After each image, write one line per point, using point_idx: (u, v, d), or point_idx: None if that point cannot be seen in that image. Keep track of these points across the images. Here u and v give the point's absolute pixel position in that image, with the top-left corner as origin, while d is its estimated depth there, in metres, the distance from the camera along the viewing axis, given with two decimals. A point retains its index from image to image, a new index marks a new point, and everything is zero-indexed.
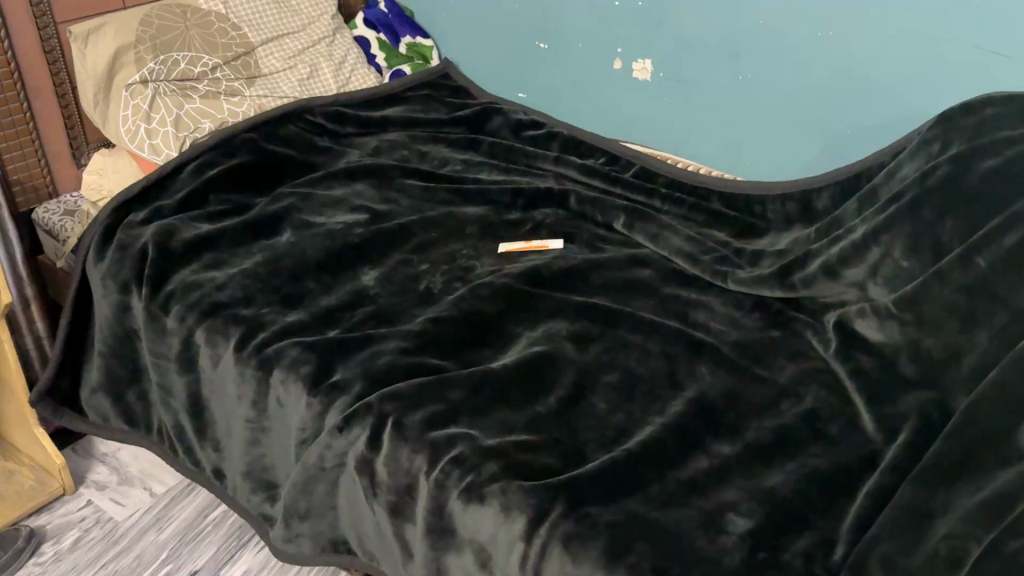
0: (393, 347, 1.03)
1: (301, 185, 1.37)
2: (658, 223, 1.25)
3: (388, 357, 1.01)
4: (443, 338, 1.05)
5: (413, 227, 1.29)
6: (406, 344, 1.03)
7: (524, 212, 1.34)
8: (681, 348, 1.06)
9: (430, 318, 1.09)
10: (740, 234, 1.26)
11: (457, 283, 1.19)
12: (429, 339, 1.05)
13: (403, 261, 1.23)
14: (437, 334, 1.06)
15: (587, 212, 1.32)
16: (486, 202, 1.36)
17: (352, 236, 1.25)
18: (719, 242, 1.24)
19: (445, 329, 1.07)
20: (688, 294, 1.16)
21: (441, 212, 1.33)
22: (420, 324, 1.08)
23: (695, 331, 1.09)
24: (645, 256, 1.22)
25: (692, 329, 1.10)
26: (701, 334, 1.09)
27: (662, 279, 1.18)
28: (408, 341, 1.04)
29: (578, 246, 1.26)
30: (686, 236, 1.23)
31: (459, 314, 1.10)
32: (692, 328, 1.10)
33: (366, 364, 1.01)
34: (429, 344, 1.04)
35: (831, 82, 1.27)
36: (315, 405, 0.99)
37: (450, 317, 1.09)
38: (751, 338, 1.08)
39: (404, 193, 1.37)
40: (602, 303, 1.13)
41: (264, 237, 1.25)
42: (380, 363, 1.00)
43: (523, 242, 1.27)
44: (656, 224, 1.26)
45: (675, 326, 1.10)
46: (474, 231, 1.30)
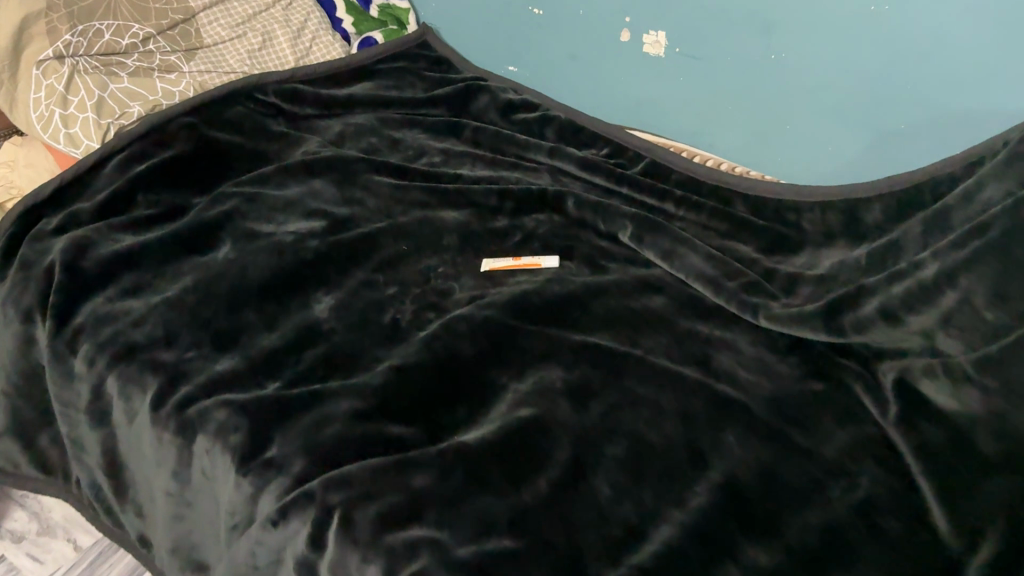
0: (344, 409, 0.83)
1: (248, 182, 1.15)
2: (672, 236, 1.04)
3: (336, 423, 0.81)
4: (406, 393, 0.85)
5: (379, 238, 1.07)
6: (359, 405, 0.83)
7: (513, 219, 1.12)
8: (702, 407, 0.86)
9: (390, 366, 0.88)
10: (769, 248, 1.06)
11: (428, 313, 0.98)
12: (389, 397, 0.85)
13: (366, 281, 1.02)
14: (399, 390, 0.86)
15: (587, 219, 1.11)
16: (468, 202, 1.14)
17: (303, 251, 1.04)
18: (744, 261, 1.03)
19: (409, 383, 0.87)
20: (709, 331, 0.95)
21: (413, 218, 1.11)
22: (377, 374, 0.87)
23: (720, 384, 0.89)
24: (656, 279, 1.02)
25: (715, 380, 0.89)
26: (726, 387, 0.88)
27: (678, 310, 0.98)
28: (362, 399, 0.84)
29: (576, 263, 1.05)
30: (708, 253, 1.02)
31: (427, 360, 0.90)
32: (715, 378, 0.89)
33: (309, 432, 0.81)
34: (389, 403, 0.84)
35: (884, 67, 1.03)
36: (244, 486, 0.80)
37: (415, 366, 0.88)
38: (788, 394, 0.88)
39: (369, 191, 1.15)
40: (604, 345, 0.92)
41: (197, 252, 1.04)
42: (326, 432, 0.80)
43: (511, 258, 1.05)
44: (670, 238, 1.04)
45: (695, 376, 0.89)
46: (452, 242, 1.08)
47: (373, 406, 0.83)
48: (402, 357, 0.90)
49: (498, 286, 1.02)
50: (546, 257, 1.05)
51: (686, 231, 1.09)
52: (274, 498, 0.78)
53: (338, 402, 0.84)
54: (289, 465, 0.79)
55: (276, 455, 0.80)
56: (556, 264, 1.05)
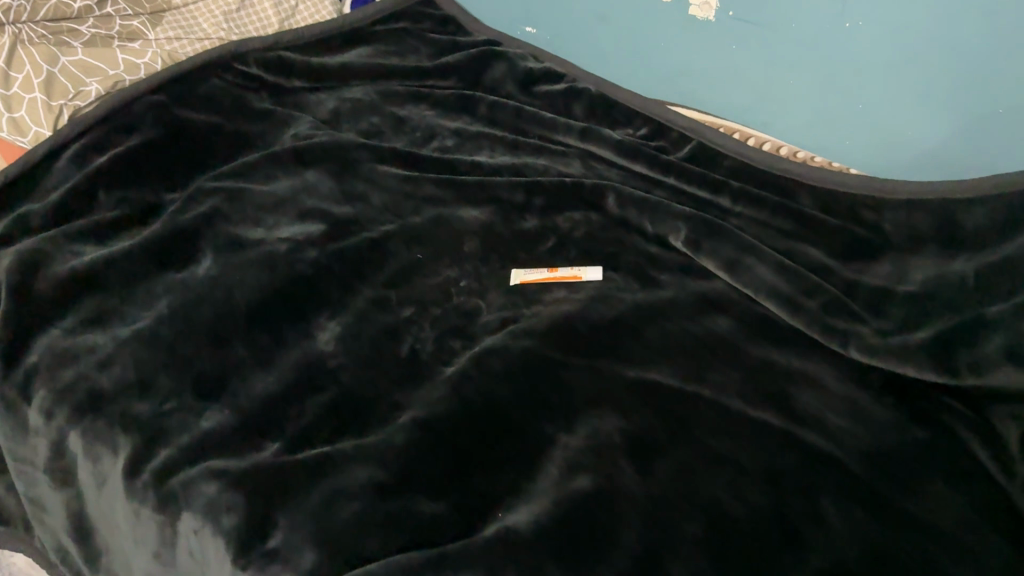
0: (362, 481, 0.68)
1: (229, 175, 0.98)
2: (736, 243, 0.89)
3: (355, 501, 0.66)
4: (435, 456, 0.70)
5: (389, 247, 0.91)
6: (380, 475, 0.68)
7: (543, 217, 0.96)
8: (791, 465, 0.71)
9: (412, 420, 0.73)
10: (845, 256, 0.91)
11: (453, 342, 0.83)
12: (415, 462, 0.70)
13: (376, 300, 0.86)
14: (426, 452, 0.71)
15: (630, 218, 0.95)
16: (491, 199, 0.97)
17: (300, 266, 0.87)
18: (817, 270, 0.88)
19: (438, 442, 0.71)
20: (786, 361, 0.80)
21: (427, 219, 0.95)
22: (398, 430, 0.72)
23: (807, 433, 0.74)
24: (716, 296, 0.87)
25: (801, 427, 0.75)
26: (815, 437, 0.74)
27: (747, 334, 0.83)
28: (383, 467, 0.69)
29: (621, 273, 0.89)
30: (781, 263, 0.86)
31: (457, 410, 0.74)
32: (800, 425, 0.75)
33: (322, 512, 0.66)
34: (416, 471, 0.69)
35: (983, 38, 0.87)
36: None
37: (444, 419, 0.73)
38: (890, 444, 0.74)
39: (373, 186, 0.98)
40: (666, 383, 0.78)
41: (173, 265, 0.87)
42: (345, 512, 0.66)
43: (547, 270, 0.90)
44: (733, 243, 0.89)
45: (778, 424, 0.75)
46: (475, 248, 0.93)
47: (396, 476, 0.68)
48: (427, 405, 0.75)
49: (533, 304, 0.86)
50: (588, 268, 0.89)
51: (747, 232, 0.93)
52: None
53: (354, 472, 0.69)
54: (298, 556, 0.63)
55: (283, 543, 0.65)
56: (600, 277, 0.89)
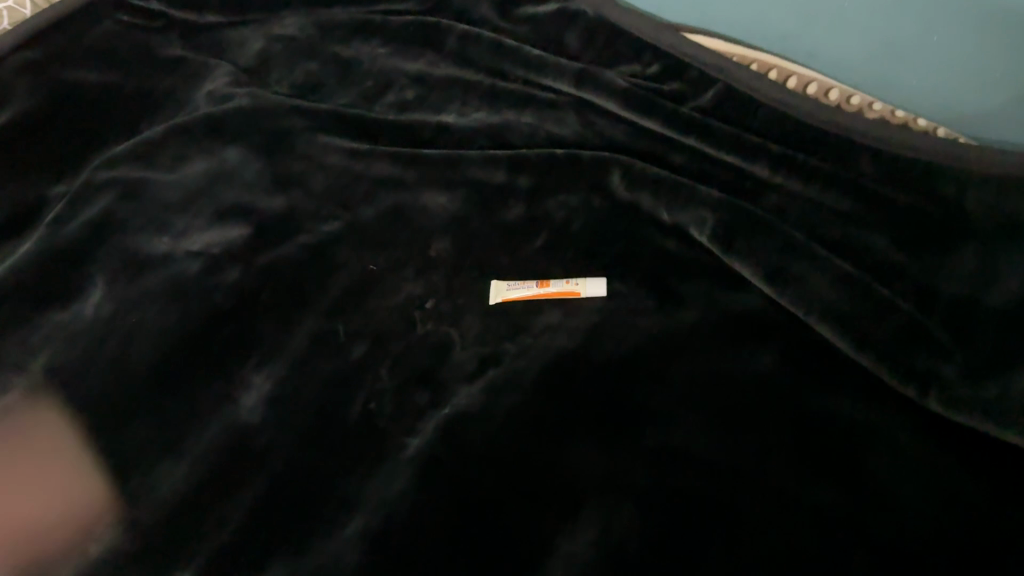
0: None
1: (125, 159, 0.77)
2: (777, 245, 0.70)
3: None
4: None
5: (332, 258, 0.72)
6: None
7: (530, 200, 0.75)
8: (863, 565, 0.55)
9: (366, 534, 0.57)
10: (916, 244, 0.71)
11: (418, 394, 0.64)
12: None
13: (316, 336, 0.67)
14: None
15: (641, 202, 0.74)
16: (462, 179, 0.76)
17: (216, 296, 0.68)
18: (879, 276, 0.70)
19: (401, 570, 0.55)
20: (846, 413, 0.62)
21: (381, 213, 0.75)
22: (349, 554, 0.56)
23: (880, 515, 0.57)
24: (752, 318, 0.68)
25: (872, 508, 0.57)
26: (891, 525, 0.56)
27: (796, 370, 0.65)
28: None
29: (630, 284, 0.70)
30: (838, 272, 0.68)
31: (426, 513, 0.58)
32: (871, 504, 0.58)
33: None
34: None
35: None
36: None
37: (410, 530, 0.57)
38: (991, 527, 0.56)
39: (311, 168, 0.77)
40: (696, 449, 0.61)
41: (54, 300, 0.68)
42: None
43: (536, 285, 0.70)
44: (773, 244, 0.70)
45: (842, 504, 0.58)
46: (443, 252, 0.73)
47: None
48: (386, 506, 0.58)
49: (519, 334, 0.67)
50: (588, 282, 0.70)
51: (790, 221, 0.73)
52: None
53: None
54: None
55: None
56: (604, 294, 0.69)
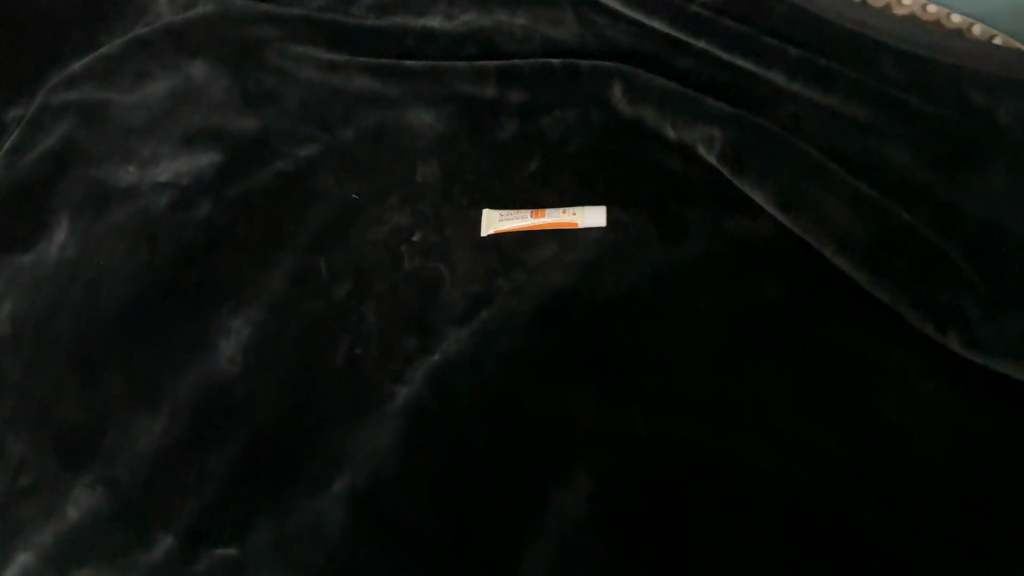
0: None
1: (84, 79, 0.71)
2: (792, 166, 0.64)
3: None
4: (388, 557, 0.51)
5: (311, 187, 0.67)
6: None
7: (523, 117, 0.70)
8: (869, 515, 0.52)
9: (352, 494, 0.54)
10: (941, 158, 0.65)
11: (405, 338, 0.61)
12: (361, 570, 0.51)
13: (296, 276, 0.63)
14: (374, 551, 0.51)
15: (644, 118, 0.69)
16: (447, 94, 0.70)
17: (187, 232, 0.64)
18: (898, 196, 0.64)
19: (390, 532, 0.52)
20: (861, 353, 0.58)
21: (362, 134, 0.69)
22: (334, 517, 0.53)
23: (890, 461, 0.54)
24: (762, 248, 0.63)
25: (880, 452, 0.54)
26: (906, 475, 0.53)
27: (804, 304, 0.61)
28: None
29: (631, 212, 0.65)
30: (857, 195, 0.62)
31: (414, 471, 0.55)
32: (879, 448, 0.54)
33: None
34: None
35: None
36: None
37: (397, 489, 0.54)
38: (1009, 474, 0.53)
39: (285, 84, 0.71)
40: (696, 392, 0.57)
41: (18, 240, 0.64)
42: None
43: (530, 216, 0.65)
44: (788, 165, 0.64)
45: (849, 448, 0.55)
46: (431, 178, 0.68)
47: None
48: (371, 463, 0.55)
49: (513, 270, 0.63)
50: (586, 213, 0.65)
51: (805, 137, 0.68)
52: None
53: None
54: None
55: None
56: (603, 225, 0.65)
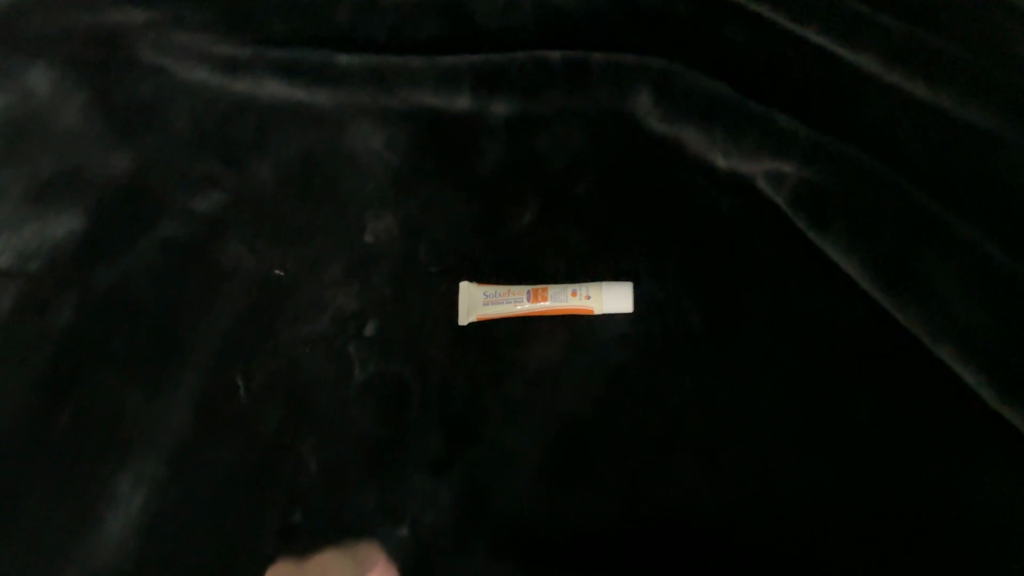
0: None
1: None
2: (891, 221, 0.45)
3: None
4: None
5: (216, 261, 0.48)
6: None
7: (513, 140, 0.50)
8: None
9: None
10: None
11: (362, 494, 0.44)
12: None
13: (204, 404, 0.46)
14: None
15: (682, 140, 0.50)
16: (403, 108, 0.51)
17: (45, 349, 0.46)
18: None
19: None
20: (1005, 521, 0.39)
21: (285, 173, 0.50)
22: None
23: None
24: (850, 346, 0.45)
25: None
26: None
27: (913, 431, 0.42)
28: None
29: (665, 286, 0.47)
30: (988, 270, 0.43)
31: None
32: None
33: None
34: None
35: None
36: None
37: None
38: None
39: (168, 100, 0.51)
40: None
41: None
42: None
43: (529, 300, 0.47)
44: (884, 220, 0.46)
45: None
46: (385, 235, 0.49)
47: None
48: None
49: (506, 380, 0.46)
50: (606, 296, 0.46)
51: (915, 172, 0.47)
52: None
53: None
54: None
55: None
56: (629, 311, 0.46)
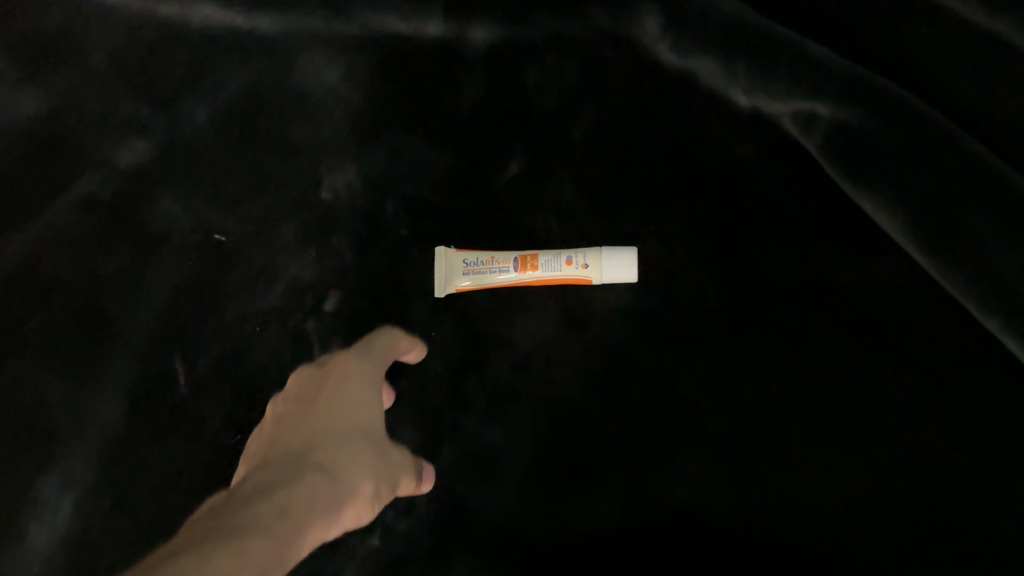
0: (262, 499, 0.26)
1: None
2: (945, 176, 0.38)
3: (266, 520, 0.25)
4: (342, 474, 0.29)
5: (146, 224, 0.41)
6: (268, 500, 0.26)
7: (493, 76, 0.43)
8: None
9: (287, 421, 0.33)
10: None
11: None
12: (311, 475, 0.28)
13: (132, 396, 0.38)
14: (322, 457, 0.29)
15: (699, 73, 0.43)
16: (363, 35, 0.44)
17: None
18: None
19: (352, 447, 0.31)
20: None
21: (225, 119, 0.43)
22: (263, 449, 0.32)
23: None
24: (887, 323, 0.38)
25: None
26: None
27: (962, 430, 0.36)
28: (252, 488, 0.27)
29: (671, 249, 0.41)
30: None
31: (384, 405, 0.35)
32: None
33: (227, 527, 0.24)
34: (320, 501, 0.27)
35: None
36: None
37: (357, 409, 0.33)
38: None
39: (80, 26, 0.43)
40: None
41: None
42: (271, 538, 0.24)
43: (515, 270, 0.40)
44: (936, 172, 0.38)
45: None
46: (344, 191, 0.42)
47: (291, 506, 0.26)
48: (318, 387, 0.34)
49: (487, 361, 0.40)
50: (606, 265, 0.40)
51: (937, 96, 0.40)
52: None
53: (211, 499, 0.27)
54: (198, 558, 0.21)
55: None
56: (633, 279, 0.40)
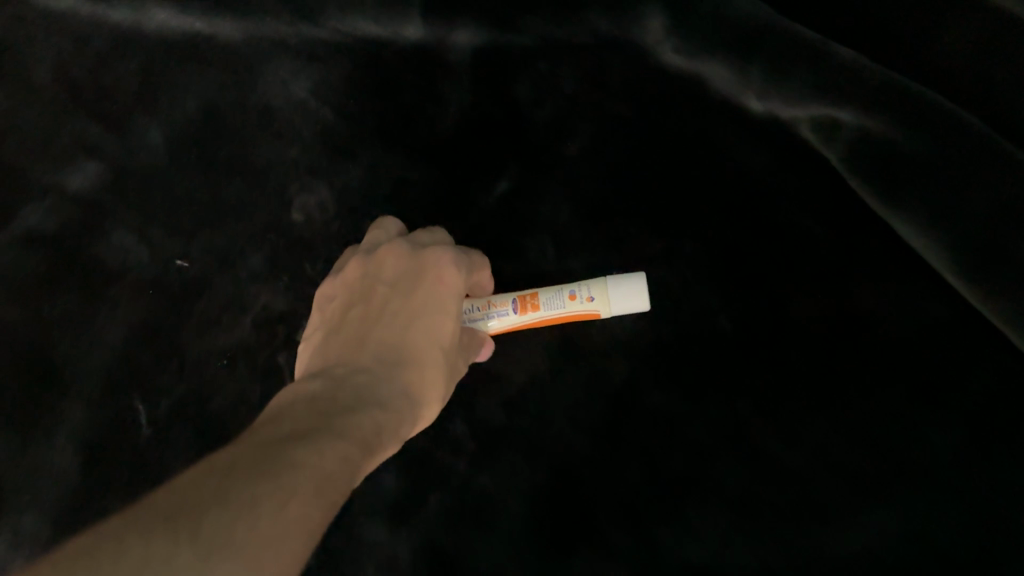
0: (350, 418, 0.26)
1: None
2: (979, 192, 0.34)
3: (362, 429, 0.26)
4: (421, 395, 0.30)
5: (99, 256, 0.37)
6: (363, 410, 0.27)
7: (479, 84, 0.40)
8: None
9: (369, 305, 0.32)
10: None
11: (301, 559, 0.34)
12: (394, 398, 0.29)
13: (81, 444, 0.35)
14: (407, 374, 0.30)
15: (710, 79, 0.39)
16: (334, 44, 0.41)
17: None
18: None
19: (438, 363, 0.31)
20: None
21: (186, 136, 0.39)
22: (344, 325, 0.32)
23: None
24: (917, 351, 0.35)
25: None
26: None
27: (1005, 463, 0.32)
28: (345, 394, 0.27)
29: (677, 271, 0.37)
30: None
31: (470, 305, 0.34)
32: None
33: (328, 433, 0.25)
34: (402, 420, 0.28)
35: None
36: (162, 506, 0.20)
37: (450, 313, 0.31)
38: None
39: (22, 39, 0.40)
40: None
41: None
42: (365, 446, 0.26)
43: (516, 313, 0.36)
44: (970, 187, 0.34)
45: None
46: (317, 213, 0.38)
47: (376, 425, 0.27)
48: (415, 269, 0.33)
49: (477, 399, 0.36)
50: (613, 296, 0.35)
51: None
52: (300, 544, 0.21)
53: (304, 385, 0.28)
54: (310, 453, 0.23)
55: (193, 503, 0.20)
56: (646, 306, 0.35)
